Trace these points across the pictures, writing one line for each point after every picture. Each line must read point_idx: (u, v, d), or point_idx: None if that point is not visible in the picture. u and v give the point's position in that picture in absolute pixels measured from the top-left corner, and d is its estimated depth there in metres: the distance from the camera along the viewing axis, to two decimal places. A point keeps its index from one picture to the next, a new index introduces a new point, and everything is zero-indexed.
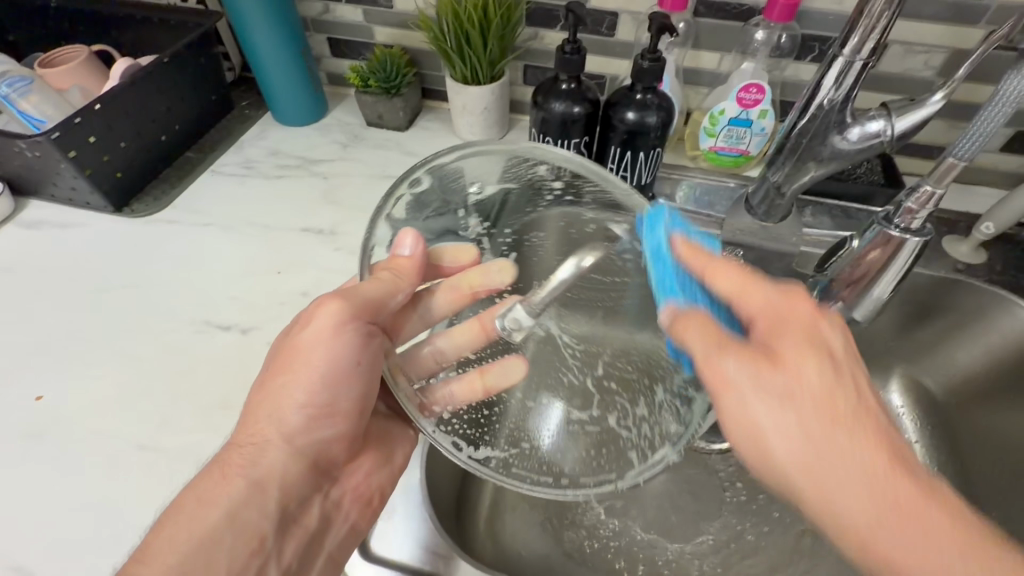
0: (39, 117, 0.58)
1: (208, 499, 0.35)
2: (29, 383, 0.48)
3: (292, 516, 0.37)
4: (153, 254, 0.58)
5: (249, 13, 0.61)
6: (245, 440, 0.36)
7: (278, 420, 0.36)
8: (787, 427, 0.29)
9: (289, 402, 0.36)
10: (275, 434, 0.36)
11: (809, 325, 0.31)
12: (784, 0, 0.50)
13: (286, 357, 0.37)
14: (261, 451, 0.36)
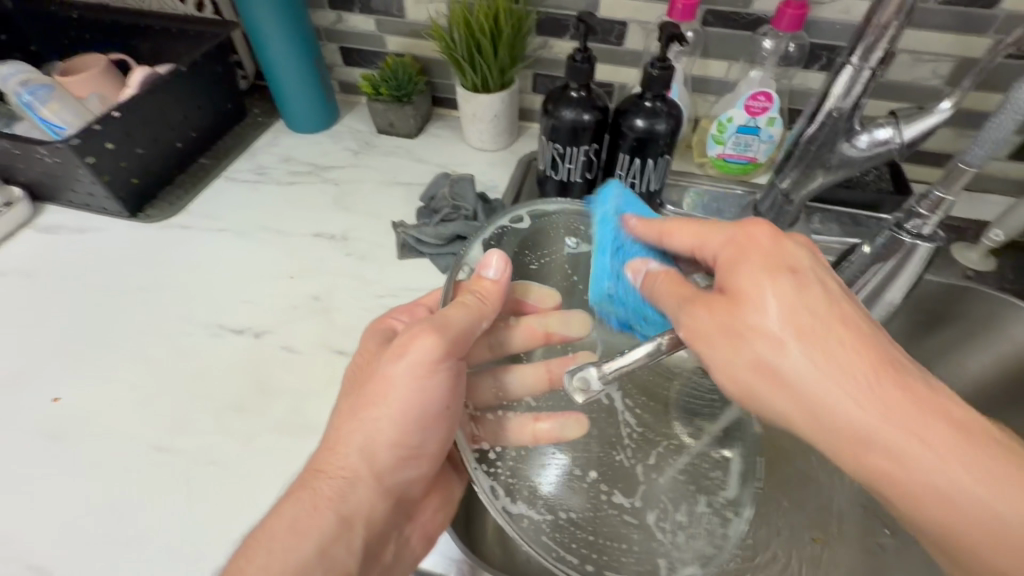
0: (59, 124, 0.59)
1: (296, 533, 0.34)
2: (46, 385, 0.49)
3: (374, 552, 0.38)
4: (168, 258, 0.59)
5: (263, 23, 0.62)
6: (333, 469, 0.36)
7: (370, 457, 0.37)
8: (839, 396, 0.28)
9: (383, 441, 0.37)
10: (365, 470, 0.36)
11: (779, 258, 0.30)
12: (793, 10, 0.50)
13: (376, 387, 0.37)
14: (350, 485, 0.36)
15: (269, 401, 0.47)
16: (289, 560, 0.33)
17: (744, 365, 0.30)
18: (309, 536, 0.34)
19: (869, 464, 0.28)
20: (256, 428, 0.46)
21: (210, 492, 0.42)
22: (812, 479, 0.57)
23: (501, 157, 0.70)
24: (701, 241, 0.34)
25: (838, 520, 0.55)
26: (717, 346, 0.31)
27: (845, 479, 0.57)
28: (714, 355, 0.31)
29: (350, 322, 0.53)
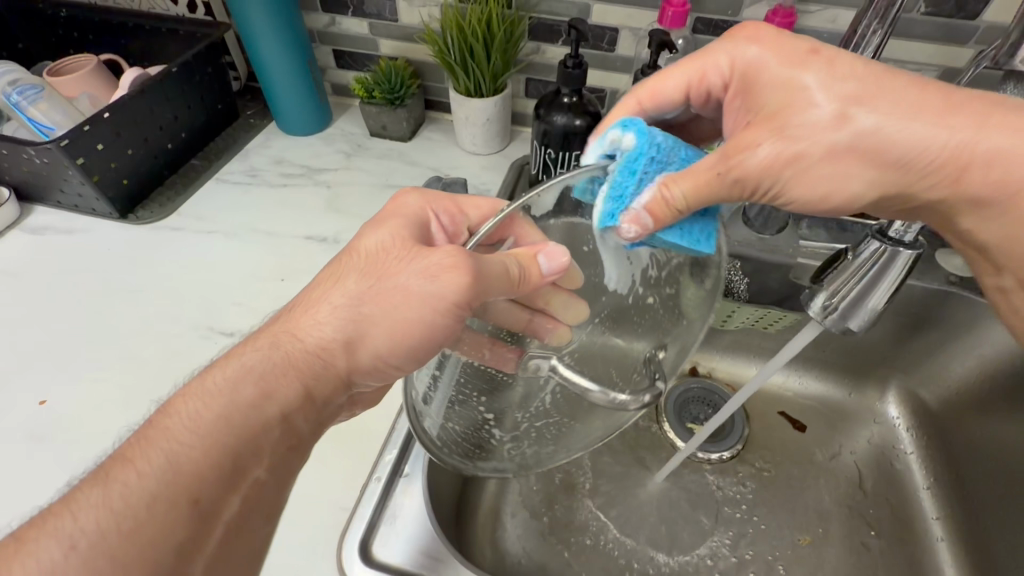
0: (48, 124, 0.59)
1: (232, 394, 0.30)
2: (33, 388, 0.48)
3: (323, 421, 0.35)
4: (158, 260, 0.59)
5: (257, 26, 0.62)
6: (314, 349, 0.32)
7: (353, 349, 0.33)
8: (899, 136, 0.29)
9: (373, 342, 0.33)
10: (344, 365, 0.33)
11: (796, 50, 0.31)
12: (781, 19, 0.52)
13: (392, 290, 0.32)
14: (326, 364, 0.32)
15: None
16: (229, 407, 0.29)
17: (833, 173, 0.30)
18: (266, 391, 0.31)
19: (980, 183, 0.30)
20: None
21: None
22: (800, 481, 0.58)
23: (494, 160, 0.70)
24: (699, 70, 0.35)
25: (825, 522, 0.55)
26: (823, 169, 0.30)
27: (832, 480, 0.58)
28: (799, 177, 0.31)
29: None
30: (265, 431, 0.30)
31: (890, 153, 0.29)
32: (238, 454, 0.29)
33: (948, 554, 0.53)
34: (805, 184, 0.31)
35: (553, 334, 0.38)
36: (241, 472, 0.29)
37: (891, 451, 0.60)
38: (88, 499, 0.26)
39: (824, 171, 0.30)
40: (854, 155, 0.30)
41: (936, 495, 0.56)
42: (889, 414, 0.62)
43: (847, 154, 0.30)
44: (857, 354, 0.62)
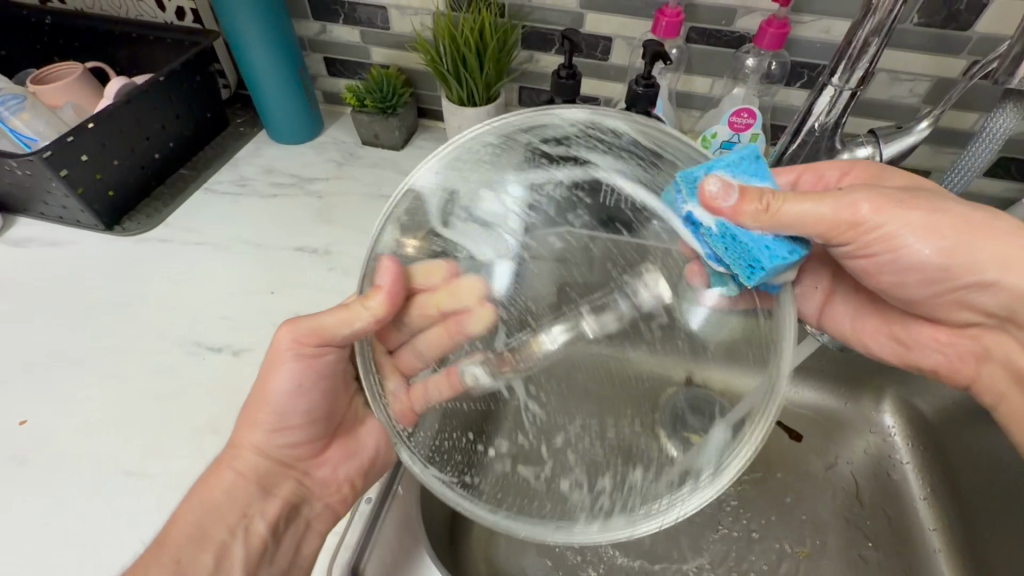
0: (31, 135, 0.57)
1: (206, 492, 0.38)
2: (13, 408, 0.47)
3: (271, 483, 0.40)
4: (144, 273, 0.57)
5: (247, 36, 0.62)
6: (228, 447, 0.39)
7: (253, 427, 0.39)
8: (983, 242, 0.35)
9: (258, 419, 0.39)
10: (250, 442, 0.39)
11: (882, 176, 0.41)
12: (775, 29, 0.51)
13: (261, 372, 0.39)
14: (237, 454, 0.39)
15: None
16: (201, 499, 0.38)
17: (937, 246, 0.35)
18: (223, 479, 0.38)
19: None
20: None
21: None
22: (796, 493, 0.57)
23: None
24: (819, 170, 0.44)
25: (822, 534, 0.55)
26: (918, 240, 0.35)
27: (828, 491, 0.58)
28: (902, 246, 0.36)
29: None
30: (228, 506, 0.38)
31: (987, 237, 0.35)
32: (204, 526, 0.37)
33: (946, 566, 0.53)
34: (910, 253, 0.36)
35: (476, 322, 0.35)
36: (208, 540, 0.36)
37: (888, 461, 0.60)
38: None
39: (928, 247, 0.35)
40: (953, 236, 0.35)
41: (934, 506, 0.56)
42: (886, 424, 0.61)
43: (946, 233, 0.35)
44: (853, 364, 0.61)
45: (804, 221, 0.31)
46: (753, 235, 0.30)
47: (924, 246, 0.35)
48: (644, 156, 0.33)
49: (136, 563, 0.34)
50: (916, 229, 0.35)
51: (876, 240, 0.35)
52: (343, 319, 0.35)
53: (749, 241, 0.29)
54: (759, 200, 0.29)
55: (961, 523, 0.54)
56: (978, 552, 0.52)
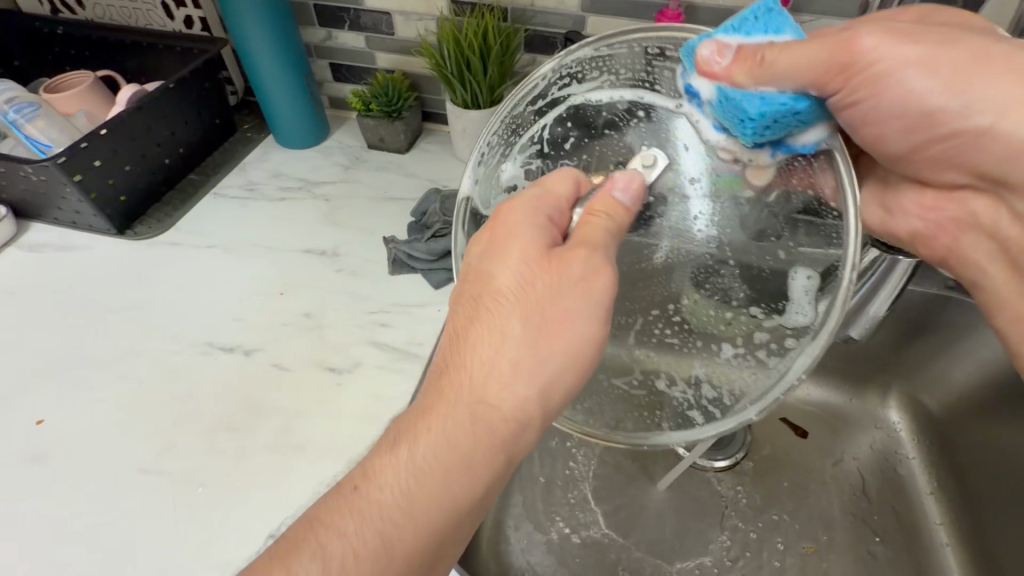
0: (46, 142, 0.59)
1: (449, 440, 0.28)
2: (31, 408, 0.48)
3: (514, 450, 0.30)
4: (156, 276, 0.58)
5: (254, 44, 0.63)
6: (479, 390, 0.29)
7: (499, 340, 0.29)
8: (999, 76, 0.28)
9: (504, 340, 0.29)
10: (502, 365, 0.29)
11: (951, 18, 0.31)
12: None
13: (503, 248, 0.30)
14: (499, 389, 0.29)
15: (259, 420, 0.47)
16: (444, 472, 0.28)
17: (939, 88, 0.29)
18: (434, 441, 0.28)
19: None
20: (245, 448, 0.45)
21: (201, 514, 0.42)
22: (803, 488, 0.58)
23: None
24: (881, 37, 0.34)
25: (830, 529, 0.55)
26: (918, 75, 0.29)
27: (835, 488, 0.58)
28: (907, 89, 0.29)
29: (343, 339, 0.52)
30: (453, 492, 0.28)
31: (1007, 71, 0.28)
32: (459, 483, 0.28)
33: (953, 561, 0.53)
34: (895, 93, 0.29)
35: None
36: (411, 525, 0.27)
37: (895, 456, 0.60)
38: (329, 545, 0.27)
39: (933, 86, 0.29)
40: (959, 74, 0.28)
41: (940, 501, 0.56)
42: (891, 419, 0.61)
43: (955, 74, 0.28)
44: (858, 359, 0.62)
45: (812, 69, 0.26)
46: (749, 92, 0.26)
47: (928, 90, 0.29)
48: (613, 66, 0.33)
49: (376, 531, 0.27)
50: (920, 67, 0.29)
51: (874, 87, 0.29)
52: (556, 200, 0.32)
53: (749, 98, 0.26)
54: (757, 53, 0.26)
55: (967, 517, 0.54)
56: (985, 546, 0.52)
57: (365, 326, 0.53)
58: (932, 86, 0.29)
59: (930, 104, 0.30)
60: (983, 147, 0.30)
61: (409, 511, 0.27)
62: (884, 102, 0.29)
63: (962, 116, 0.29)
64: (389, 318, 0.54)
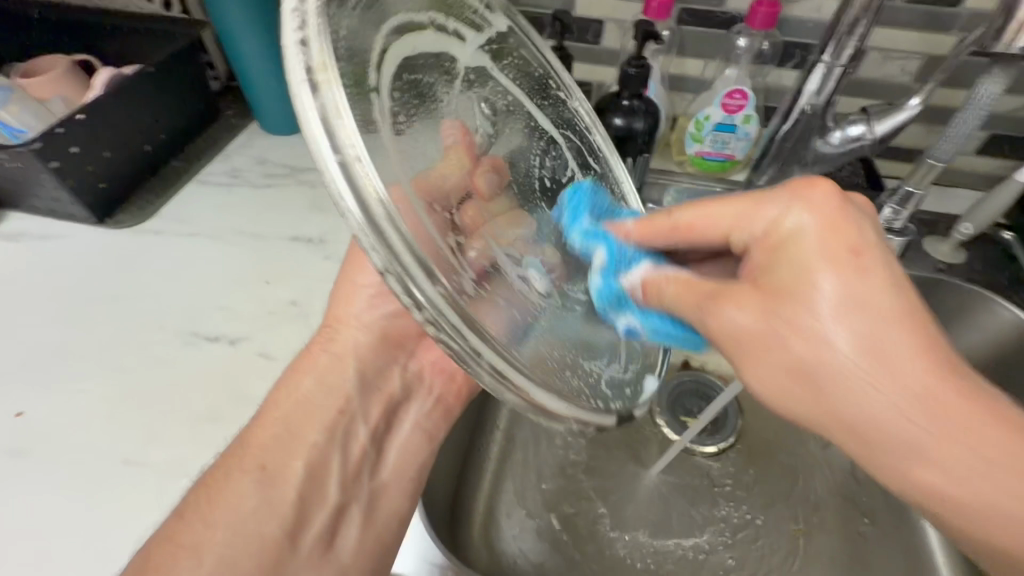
0: (21, 128, 0.57)
1: (292, 386, 0.41)
2: (10, 400, 0.47)
3: (375, 382, 0.44)
4: (138, 265, 0.57)
5: (237, 28, 0.61)
6: (326, 324, 0.45)
7: (349, 305, 0.45)
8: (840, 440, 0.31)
9: (355, 293, 0.45)
10: (349, 317, 0.44)
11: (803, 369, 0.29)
12: (766, 8, 0.51)
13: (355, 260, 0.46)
14: (337, 331, 0.44)
15: (246, 409, 0.46)
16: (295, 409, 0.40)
17: (847, 325, 0.28)
18: (311, 370, 0.41)
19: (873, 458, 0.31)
20: (233, 437, 0.45)
21: None
22: (793, 470, 0.58)
23: None
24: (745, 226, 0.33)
25: (819, 511, 0.55)
26: (746, 307, 0.31)
27: (824, 469, 0.58)
28: (813, 281, 0.29)
29: None
30: (318, 401, 0.41)
31: (887, 363, 0.27)
32: (291, 424, 0.39)
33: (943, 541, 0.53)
34: (802, 319, 0.29)
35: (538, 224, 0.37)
36: (299, 435, 0.39)
37: None
38: (199, 516, 0.34)
39: (830, 304, 0.29)
40: (853, 306, 0.28)
41: None
42: None
43: (840, 309, 0.28)
44: None
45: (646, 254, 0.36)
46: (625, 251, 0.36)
47: (750, 327, 0.31)
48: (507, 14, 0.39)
49: (221, 464, 0.37)
50: (840, 271, 0.29)
51: (738, 298, 0.31)
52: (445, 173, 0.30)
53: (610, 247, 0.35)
54: (681, 285, 0.34)
55: None
56: None
57: None
58: (831, 305, 0.28)
59: (825, 341, 0.28)
60: (798, 358, 0.29)
61: (289, 433, 0.39)
62: (752, 307, 0.31)
63: (790, 340, 0.29)
64: None
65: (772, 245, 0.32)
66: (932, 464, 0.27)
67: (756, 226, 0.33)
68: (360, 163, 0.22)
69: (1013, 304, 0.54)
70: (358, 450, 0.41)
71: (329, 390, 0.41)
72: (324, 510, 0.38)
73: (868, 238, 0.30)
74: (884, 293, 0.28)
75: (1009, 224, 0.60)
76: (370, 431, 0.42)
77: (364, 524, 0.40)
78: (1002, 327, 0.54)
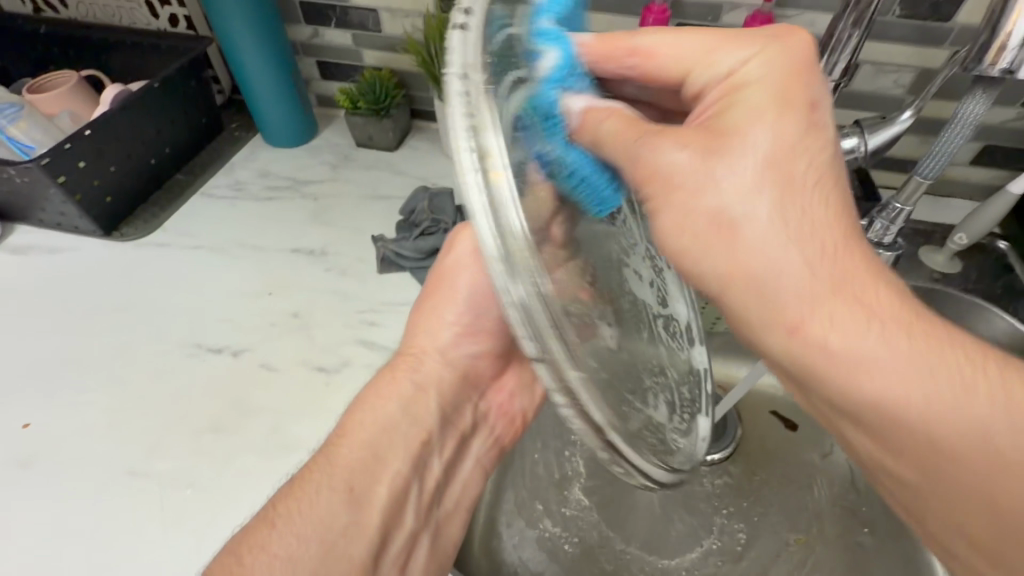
0: (29, 144, 0.58)
1: (384, 395, 0.42)
2: (16, 412, 0.48)
3: (451, 417, 0.45)
4: (142, 277, 0.58)
5: (240, 44, 0.62)
6: (408, 351, 0.45)
7: (434, 336, 0.46)
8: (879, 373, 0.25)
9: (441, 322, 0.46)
10: (431, 346, 0.46)
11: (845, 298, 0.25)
12: (759, 24, 0.52)
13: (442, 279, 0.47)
14: (420, 360, 0.45)
15: (247, 420, 0.47)
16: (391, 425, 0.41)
17: (800, 243, 0.26)
18: (397, 395, 0.42)
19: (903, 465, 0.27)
20: (234, 448, 0.45)
21: (190, 515, 0.42)
22: (793, 480, 0.58)
23: None
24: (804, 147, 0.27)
25: (820, 520, 0.56)
26: (763, 203, 0.26)
27: (824, 479, 0.58)
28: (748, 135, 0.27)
29: (331, 338, 0.52)
30: (400, 430, 0.41)
31: (847, 292, 0.25)
32: (379, 445, 0.40)
33: None
34: (751, 227, 0.26)
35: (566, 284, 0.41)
36: (384, 461, 0.40)
37: None
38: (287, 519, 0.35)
39: (761, 212, 0.26)
40: (780, 179, 0.26)
41: None
42: None
43: (773, 186, 0.26)
44: None
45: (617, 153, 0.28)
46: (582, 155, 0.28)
47: (691, 164, 0.27)
48: None
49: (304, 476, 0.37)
50: (778, 199, 0.26)
51: (679, 197, 0.27)
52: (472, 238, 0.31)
53: (566, 150, 0.27)
54: (625, 121, 0.28)
55: None
56: None
57: (354, 325, 0.53)
58: (759, 156, 0.26)
59: (769, 233, 0.26)
60: (775, 284, 0.26)
61: (375, 456, 0.40)
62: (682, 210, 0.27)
63: (761, 241, 0.26)
64: (378, 317, 0.54)
65: (729, 91, 0.29)
66: (914, 397, 0.25)
67: (722, 65, 0.30)
68: (507, 176, 0.22)
69: (1008, 314, 0.54)
70: (432, 480, 0.43)
71: (413, 419, 0.42)
72: (404, 534, 0.40)
73: (801, 163, 0.27)
74: (818, 202, 0.26)
75: (1003, 233, 0.61)
76: (442, 463, 0.44)
77: (433, 546, 0.42)
78: (997, 337, 0.55)
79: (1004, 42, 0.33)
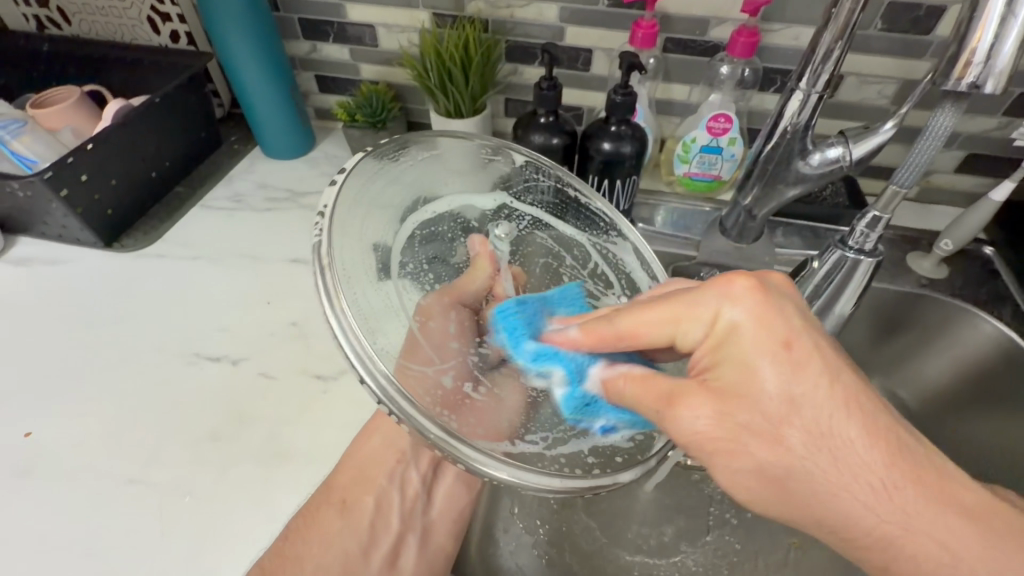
0: (32, 157, 0.59)
1: (370, 433, 0.46)
2: (16, 421, 0.48)
3: (429, 439, 0.49)
4: (141, 289, 0.59)
5: (240, 60, 0.64)
6: None
7: None
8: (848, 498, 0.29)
9: None
10: None
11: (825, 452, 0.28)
12: (746, 38, 0.54)
13: None
14: None
15: (244, 429, 0.47)
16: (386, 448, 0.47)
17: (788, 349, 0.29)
18: (381, 426, 0.47)
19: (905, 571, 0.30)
20: (231, 457, 0.46)
21: (188, 524, 0.42)
22: None
23: None
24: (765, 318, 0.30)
25: None
26: (704, 408, 0.30)
27: None
28: (721, 317, 0.31)
29: (328, 347, 0.53)
30: (383, 454, 0.46)
31: (843, 422, 0.28)
32: (365, 467, 0.45)
33: None
34: (738, 378, 0.30)
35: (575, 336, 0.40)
36: (371, 477, 0.45)
37: None
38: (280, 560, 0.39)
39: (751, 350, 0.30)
40: (787, 344, 0.29)
41: None
42: None
43: (775, 347, 0.29)
44: None
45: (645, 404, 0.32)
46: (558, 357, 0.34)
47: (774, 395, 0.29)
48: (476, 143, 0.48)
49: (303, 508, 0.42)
50: (778, 362, 0.29)
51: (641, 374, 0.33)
52: (469, 277, 0.39)
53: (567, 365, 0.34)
54: (639, 383, 0.33)
55: None
56: None
57: None
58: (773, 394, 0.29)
59: (749, 356, 0.29)
60: (749, 413, 0.29)
61: (364, 475, 0.45)
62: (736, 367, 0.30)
63: (745, 413, 0.29)
64: None
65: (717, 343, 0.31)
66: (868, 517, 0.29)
67: (696, 327, 0.31)
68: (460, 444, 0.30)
69: (994, 319, 0.55)
70: (411, 490, 0.47)
71: (394, 438, 0.47)
72: (388, 537, 0.44)
73: (795, 322, 0.30)
74: (807, 339, 0.30)
75: (988, 239, 0.62)
76: (420, 477, 0.48)
77: (418, 555, 0.45)
78: (983, 341, 0.56)
79: (969, 57, 0.34)
